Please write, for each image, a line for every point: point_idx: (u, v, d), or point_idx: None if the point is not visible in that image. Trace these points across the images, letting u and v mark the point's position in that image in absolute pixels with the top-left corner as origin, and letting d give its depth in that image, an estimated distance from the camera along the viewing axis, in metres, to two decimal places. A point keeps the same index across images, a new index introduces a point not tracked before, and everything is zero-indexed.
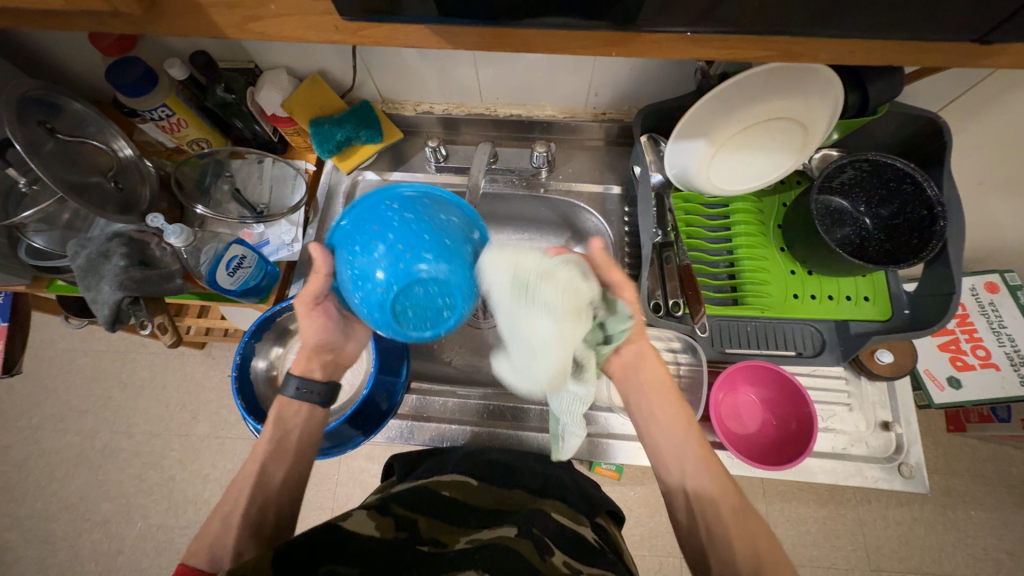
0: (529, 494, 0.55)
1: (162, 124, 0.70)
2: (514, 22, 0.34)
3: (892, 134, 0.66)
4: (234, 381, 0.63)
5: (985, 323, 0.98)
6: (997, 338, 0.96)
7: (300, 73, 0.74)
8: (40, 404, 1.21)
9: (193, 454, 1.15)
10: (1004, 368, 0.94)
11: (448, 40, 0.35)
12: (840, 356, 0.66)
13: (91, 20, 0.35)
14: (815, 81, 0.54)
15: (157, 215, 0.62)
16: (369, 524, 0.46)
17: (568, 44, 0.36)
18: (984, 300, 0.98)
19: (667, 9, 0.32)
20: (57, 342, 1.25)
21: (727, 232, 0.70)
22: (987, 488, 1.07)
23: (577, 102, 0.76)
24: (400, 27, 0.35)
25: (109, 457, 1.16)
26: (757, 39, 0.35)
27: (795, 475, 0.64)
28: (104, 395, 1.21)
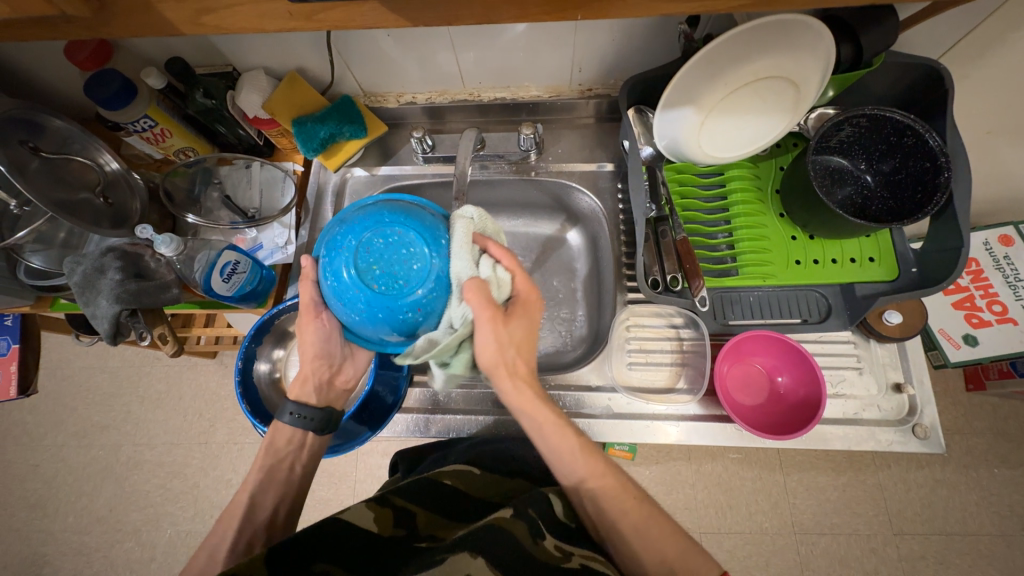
0: (527, 483, 0.58)
1: (146, 135, 0.70)
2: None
3: (890, 86, 0.63)
4: (238, 387, 0.64)
5: (1000, 277, 0.95)
6: (1013, 291, 0.94)
7: (278, 72, 0.73)
8: (63, 422, 1.24)
9: (214, 461, 1.17)
10: (1022, 322, 0.92)
11: (407, 17, 0.35)
12: (847, 320, 0.64)
13: (46, 29, 0.35)
14: (801, 34, 0.51)
15: (145, 226, 0.61)
16: (367, 516, 0.47)
17: (530, 10, 0.35)
18: (998, 253, 0.96)
19: None
20: (74, 361, 1.28)
21: (724, 201, 0.69)
22: (1011, 445, 1.05)
23: (562, 80, 0.74)
24: (353, 7, 0.34)
25: (134, 469, 1.19)
26: None
27: (805, 442, 0.63)
28: (124, 409, 1.23)
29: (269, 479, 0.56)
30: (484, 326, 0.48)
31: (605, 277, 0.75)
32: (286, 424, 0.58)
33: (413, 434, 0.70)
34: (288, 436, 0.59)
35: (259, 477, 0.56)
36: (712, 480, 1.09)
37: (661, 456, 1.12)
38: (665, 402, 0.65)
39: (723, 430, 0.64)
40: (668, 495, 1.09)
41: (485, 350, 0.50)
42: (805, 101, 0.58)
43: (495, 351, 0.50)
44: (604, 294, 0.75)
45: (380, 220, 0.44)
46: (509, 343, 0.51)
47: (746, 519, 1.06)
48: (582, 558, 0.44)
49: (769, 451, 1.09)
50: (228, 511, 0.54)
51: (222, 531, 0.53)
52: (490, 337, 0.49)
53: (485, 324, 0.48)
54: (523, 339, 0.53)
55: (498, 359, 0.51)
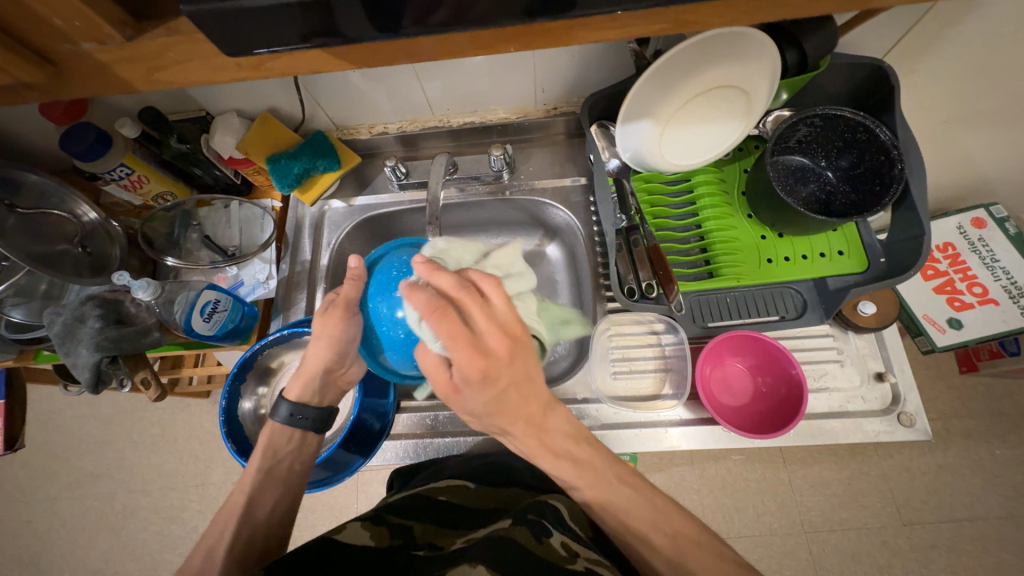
0: (524, 492, 0.60)
1: (124, 183, 0.72)
2: (402, 33, 0.34)
3: (839, 85, 0.65)
4: (222, 428, 0.63)
5: (977, 259, 0.98)
6: (991, 272, 0.96)
7: (250, 113, 0.75)
8: (56, 475, 1.21)
9: (214, 502, 1.15)
10: (1003, 303, 0.94)
11: (350, 58, 0.36)
12: (823, 314, 0.65)
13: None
14: (744, 48, 0.53)
15: (121, 272, 0.62)
16: (364, 534, 0.47)
17: (466, 46, 0.37)
18: (973, 236, 0.98)
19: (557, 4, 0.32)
20: (65, 411, 1.26)
21: (694, 206, 0.70)
22: (1009, 425, 1.05)
23: (527, 101, 0.77)
24: (293, 55, 0.35)
25: (130, 517, 1.16)
26: (644, 14, 0.35)
27: (797, 439, 0.63)
28: (117, 456, 1.21)
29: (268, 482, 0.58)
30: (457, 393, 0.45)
31: (586, 289, 0.76)
32: (280, 422, 0.61)
33: (403, 460, 0.69)
34: (286, 437, 0.62)
35: (257, 478, 0.58)
36: (717, 484, 1.08)
37: (666, 462, 1.11)
38: (651, 410, 0.66)
39: (710, 432, 0.65)
40: None
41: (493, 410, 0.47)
42: (756, 105, 0.59)
43: (496, 414, 0.47)
44: (586, 304, 0.76)
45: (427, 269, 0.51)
46: (492, 408, 0.46)
47: (755, 521, 1.05)
48: (587, 561, 0.45)
49: (772, 449, 1.08)
50: (227, 506, 0.57)
51: (220, 528, 0.56)
52: (472, 402, 0.46)
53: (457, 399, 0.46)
54: (502, 397, 0.46)
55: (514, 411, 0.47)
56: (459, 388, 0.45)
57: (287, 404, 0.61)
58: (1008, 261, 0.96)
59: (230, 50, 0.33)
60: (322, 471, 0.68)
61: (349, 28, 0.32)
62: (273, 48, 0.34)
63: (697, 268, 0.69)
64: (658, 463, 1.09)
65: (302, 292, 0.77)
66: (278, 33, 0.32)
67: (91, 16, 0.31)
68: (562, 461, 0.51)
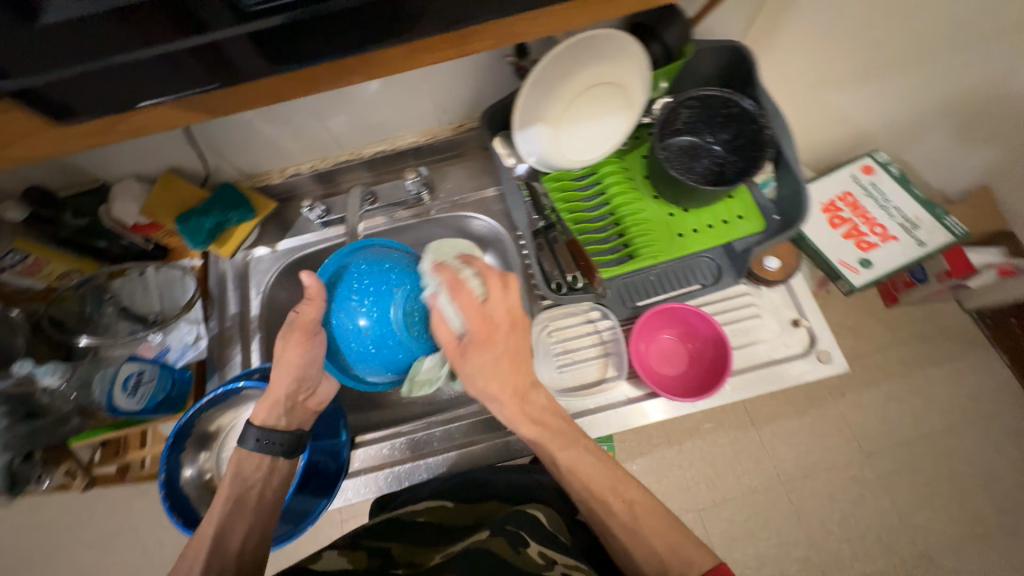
0: (502, 503, 0.57)
1: (19, 270, 0.66)
2: (240, 73, 0.34)
3: (709, 68, 0.72)
4: (162, 502, 0.60)
5: (872, 202, 1.09)
6: (885, 211, 1.09)
7: (150, 175, 0.72)
8: None
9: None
10: (902, 237, 1.06)
11: (199, 109, 0.36)
12: (736, 274, 0.70)
13: None
14: (613, 47, 0.59)
15: (22, 362, 0.58)
16: (342, 561, 0.47)
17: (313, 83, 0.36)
18: (864, 182, 1.10)
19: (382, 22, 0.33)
20: None
21: (604, 196, 0.74)
22: (933, 346, 1.17)
23: (432, 122, 0.79)
24: (167, 106, 0.35)
25: None
26: (479, 28, 0.35)
27: (735, 394, 0.67)
28: None
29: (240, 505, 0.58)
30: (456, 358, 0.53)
31: None
32: (250, 448, 0.59)
33: (363, 497, 0.68)
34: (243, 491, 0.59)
35: (228, 507, 0.57)
36: (697, 455, 1.12)
37: (643, 446, 1.14)
38: (599, 394, 0.68)
39: (657, 405, 0.67)
40: (661, 481, 1.12)
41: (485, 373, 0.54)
42: (637, 98, 0.63)
43: (486, 376, 0.54)
44: None
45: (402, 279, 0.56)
46: (486, 373, 0.53)
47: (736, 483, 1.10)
48: (564, 568, 0.44)
49: (738, 411, 1.14)
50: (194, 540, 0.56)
51: (191, 560, 0.55)
52: (471, 366, 0.53)
53: (457, 362, 0.53)
54: (494, 368, 0.54)
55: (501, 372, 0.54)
56: (461, 353, 0.53)
57: (252, 431, 0.59)
58: (896, 199, 1.09)
59: (96, 108, 0.33)
60: (282, 526, 0.65)
61: (206, 70, 0.33)
62: (116, 107, 0.34)
63: (618, 253, 0.72)
64: (638, 447, 1.13)
65: (235, 347, 0.75)
66: (151, 86, 0.33)
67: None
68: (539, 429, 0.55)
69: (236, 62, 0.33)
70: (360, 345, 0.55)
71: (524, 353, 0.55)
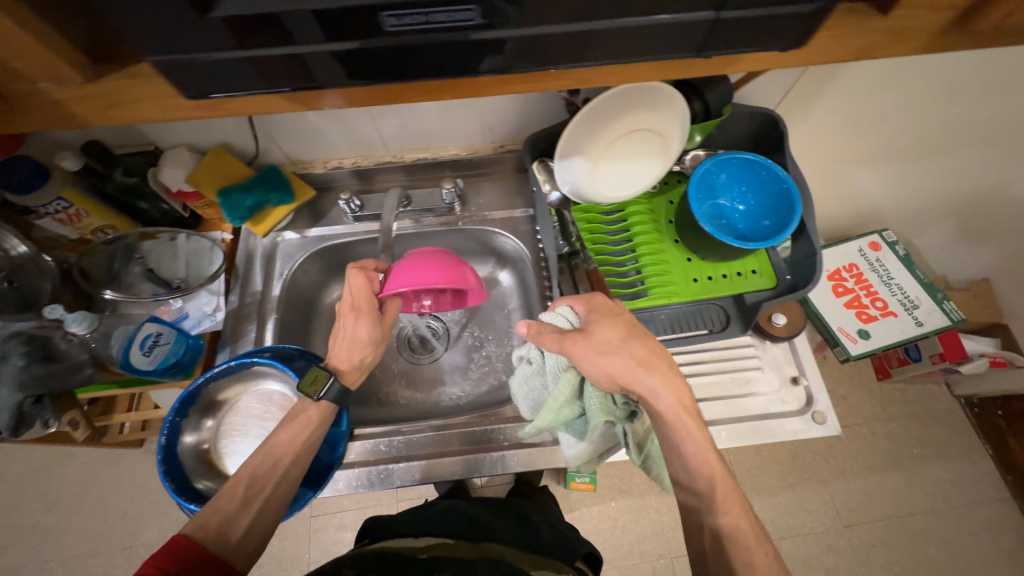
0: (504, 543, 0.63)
1: (60, 217, 0.70)
2: (396, 80, 0.35)
3: (740, 129, 0.77)
4: (161, 464, 0.59)
5: (877, 277, 1.25)
6: (890, 289, 1.24)
7: (203, 148, 0.76)
8: (7, 543, 1.14)
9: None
10: (900, 314, 1.21)
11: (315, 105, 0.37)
12: (744, 326, 0.73)
13: None
14: (670, 103, 0.63)
15: (56, 306, 0.62)
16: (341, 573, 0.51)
17: (482, 90, 0.38)
18: (872, 258, 1.26)
19: (560, 51, 0.34)
20: (11, 465, 1.19)
21: (628, 233, 0.77)
22: None
23: (475, 139, 0.83)
24: (271, 99, 0.36)
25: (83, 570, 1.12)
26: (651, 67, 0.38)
27: (727, 440, 0.69)
28: (58, 504, 1.17)
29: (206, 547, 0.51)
30: (577, 348, 0.58)
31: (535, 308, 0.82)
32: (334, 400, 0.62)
33: (356, 490, 0.69)
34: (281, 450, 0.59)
35: None
36: None
37: None
38: None
39: None
40: None
41: (594, 370, 0.58)
42: (671, 146, 0.68)
43: (605, 362, 0.58)
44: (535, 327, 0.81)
45: (731, 183, 0.73)
46: (611, 346, 0.58)
47: None
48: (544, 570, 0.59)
49: None
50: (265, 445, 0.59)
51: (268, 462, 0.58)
52: (589, 353, 0.58)
53: (579, 349, 0.58)
54: (617, 356, 0.58)
55: (604, 379, 0.58)
56: (580, 341, 0.58)
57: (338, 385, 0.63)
58: (900, 279, 1.24)
59: (187, 94, 0.34)
60: None
61: (433, 65, 0.34)
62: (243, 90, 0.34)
63: (633, 289, 0.74)
64: None
65: (251, 323, 0.76)
66: (365, 72, 0.34)
67: (35, 46, 0.29)
68: (659, 401, 0.58)
69: (443, 65, 0.34)
70: (734, 217, 0.73)
71: (625, 346, 0.59)
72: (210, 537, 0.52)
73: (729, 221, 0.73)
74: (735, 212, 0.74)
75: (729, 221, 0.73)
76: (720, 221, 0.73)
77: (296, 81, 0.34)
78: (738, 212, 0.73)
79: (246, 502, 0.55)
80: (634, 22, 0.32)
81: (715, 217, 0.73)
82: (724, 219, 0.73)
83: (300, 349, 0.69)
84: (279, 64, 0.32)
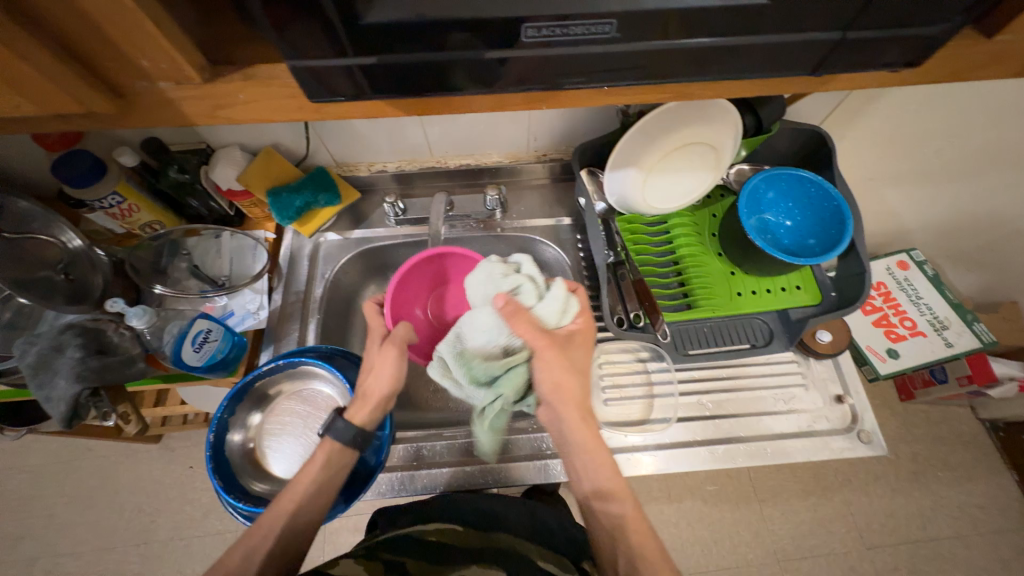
0: (513, 535, 0.62)
1: (113, 211, 0.70)
2: (498, 88, 0.36)
3: (786, 145, 0.77)
4: (208, 461, 0.59)
5: (905, 296, 1.23)
6: (918, 308, 1.21)
7: (253, 147, 0.77)
8: (23, 536, 1.13)
9: (193, 565, 1.10)
10: (930, 334, 1.19)
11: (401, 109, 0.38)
12: (788, 342, 0.73)
13: (18, 125, 0.35)
14: (725, 117, 0.63)
15: (116, 299, 0.60)
16: (356, 568, 0.52)
17: (579, 99, 0.39)
18: (899, 276, 1.23)
19: (661, 64, 0.34)
20: (30, 456, 1.19)
21: (671, 244, 0.78)
22: (932, 447, 1.27)
23: (520, 147, 0.83)
24: (369, 103, 0.36)
25: (97, 566, 1.11)
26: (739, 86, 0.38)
27: (772, 457, 0.68)
28: (73, 498, 1.16)
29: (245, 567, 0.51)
30: (547, 355, 0.54)
31: None
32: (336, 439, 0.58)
33: (396, 493, 0.69)
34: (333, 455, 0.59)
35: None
36: (693, 513, 1.19)
37: (643, 495, 1.22)
38: (642, 433, 0.70)
39: (698, 455, 0.68)
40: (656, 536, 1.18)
41: (547, 377, 0.55)
42: (723, 160, 0.69)
43: (556, 375, 0.55)
44: None
45: (778, 197, 0.73)
46: (575, 368, 0.57)
47: (732, 552, 1.16)
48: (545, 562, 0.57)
49: (742, 482, 1.21)
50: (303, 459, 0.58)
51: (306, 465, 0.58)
52: (555, 364, 0.55)
53: (542, 355, 0.54)
54: (566, 372, 0.56)
55: (552, 388, 0.56)
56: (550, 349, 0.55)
57: (343, 420, 0.59)
58: (928, 298, 1.21)
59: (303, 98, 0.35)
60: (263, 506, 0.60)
61: (539, 75, 0.34)
62: (339, 96, 0.35)
63: (676, 300, 0.74)
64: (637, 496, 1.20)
65: (294, 323, 0.76)
66: (471, 81, 0.34)
67: (165, 44, 0.30)
68: (584, 421, 0.58)
69: (549, 74, 0.34)
70: (780, 231, 0.73)
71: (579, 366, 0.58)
72: (268, 534, 0.53)
73: (775, 235, 0.73)
74: (781, 226, 0.74)
75: (775, 235, 0.73)
76: (766, 234, 0.73)
77: (401, 87, 0.35)
78: (784, 226, 0.74)
79: (285, 496, 0.56)
80: (737, 42, 0.33)
81: (762, 230, 0.73)
82: (770, 233, 0.73)
83: (345, 349, 0.69)
84: (394, 70, 0.33)
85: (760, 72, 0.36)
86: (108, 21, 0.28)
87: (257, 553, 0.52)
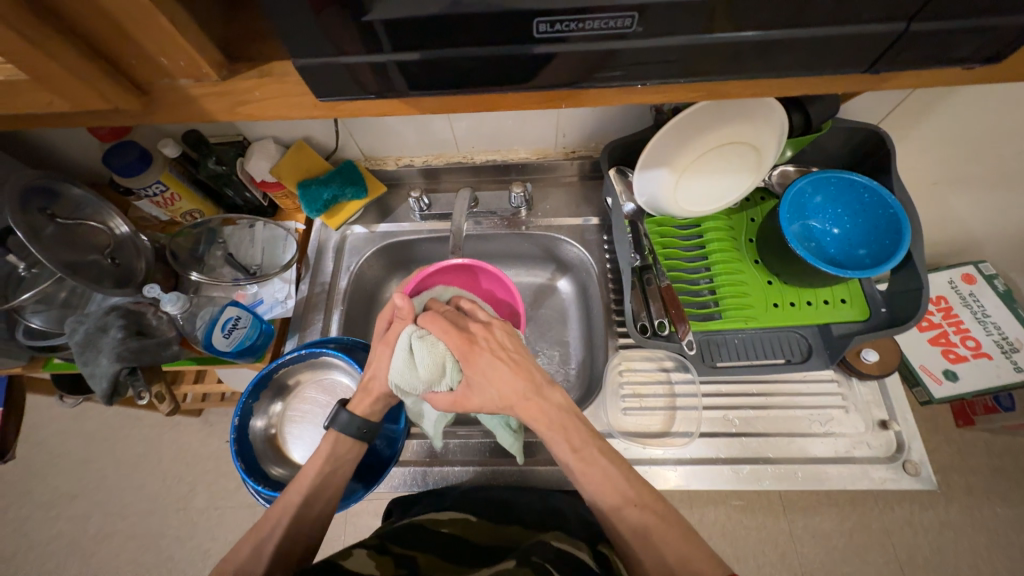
0: (523, 529, 0.59)
1: (157, 200, 0.74)
2: (515, 86, 0.34)
3: (838, 146, 0.71)
4: (233, 445, 0.62)
5: (969, 314, 1.10)
6: (984, 328, 1.09)
7: (286, 141, 0.79)
8: (78, 492, 1.24)
9: (223, 535, 1.17)
10: (995, 356, 1.05)
11: (415, 106, 0.37)
12: (828, 359, 0.67)
13: (55, 117, 0.37)
14: (769, 115, 0.59)
15: (152, 286, 0.64)
16: (367, 563, 0.51)
17: (608, 97, 0.37)
18: (964, 291, 1.11)
19: (692, 58, 0.32)
20: (89, 420, 1.30)
21: (704, 249, 0.73)
22: (992, 479, 1.15)
23: (548, 144, 0.81)
24: (383, 100, 0.36)
25: (140, 527, 1.20)
26: (779, 81, 0.35)
27: (803, 483, 0.64)
28: (123, 462, 1.25)
29: (254, 555, 0.54)
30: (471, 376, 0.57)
31: (597, 321, 0.79)
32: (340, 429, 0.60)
33: (409, 488, 0.70)
34: (346, 445, 0.61)
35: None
36: (715, 527, 1.14)
37: None
38: (662, 446, 0.67)
39: (720, 473, 0.65)
40: None
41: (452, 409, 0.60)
42: (765, 161, 0.64)
43: (488, 382, 0.56)
44: (597, 338, 0.79)
45: (827, 204, 0.68)
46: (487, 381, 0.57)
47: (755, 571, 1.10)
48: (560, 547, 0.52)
49: (771, 499, 1.14)
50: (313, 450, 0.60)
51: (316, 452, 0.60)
52: (484, 368, 0.56)
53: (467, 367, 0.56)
54: (498, 372, 0.56)
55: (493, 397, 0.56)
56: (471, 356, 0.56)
57: (346, 411, 0.61)
58: (997, 316, 1.09)
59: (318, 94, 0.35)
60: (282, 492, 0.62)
61: (561, 71, 0.33)
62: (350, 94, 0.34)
63: (706, 309, 0.70)
64: None
65: (319, 313, 0.78)
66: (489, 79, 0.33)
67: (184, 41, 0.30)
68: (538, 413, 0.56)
69: (571, 71, 0.33)
70: (826, 240, 0.68)
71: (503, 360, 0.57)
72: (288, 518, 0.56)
73: (821, 243, 0.68)
74: (828, 235, 0.68)
75: (821, 244, 0.68)
76: (809, 243, 0.68)
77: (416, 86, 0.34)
78: (832, 235, 0.68)
79: (294, 487, 0.58)
80: (777, 35, 0.30)
81: (805, 238, 0.68)
82: (815, 241, 0.68)
83: (364, 342, 0.69)
84: (405, 68, 0.32)
85: (802, 68, 0.33)
86: (130, 20, 0.29)
87: (271, 541, 0.54)
